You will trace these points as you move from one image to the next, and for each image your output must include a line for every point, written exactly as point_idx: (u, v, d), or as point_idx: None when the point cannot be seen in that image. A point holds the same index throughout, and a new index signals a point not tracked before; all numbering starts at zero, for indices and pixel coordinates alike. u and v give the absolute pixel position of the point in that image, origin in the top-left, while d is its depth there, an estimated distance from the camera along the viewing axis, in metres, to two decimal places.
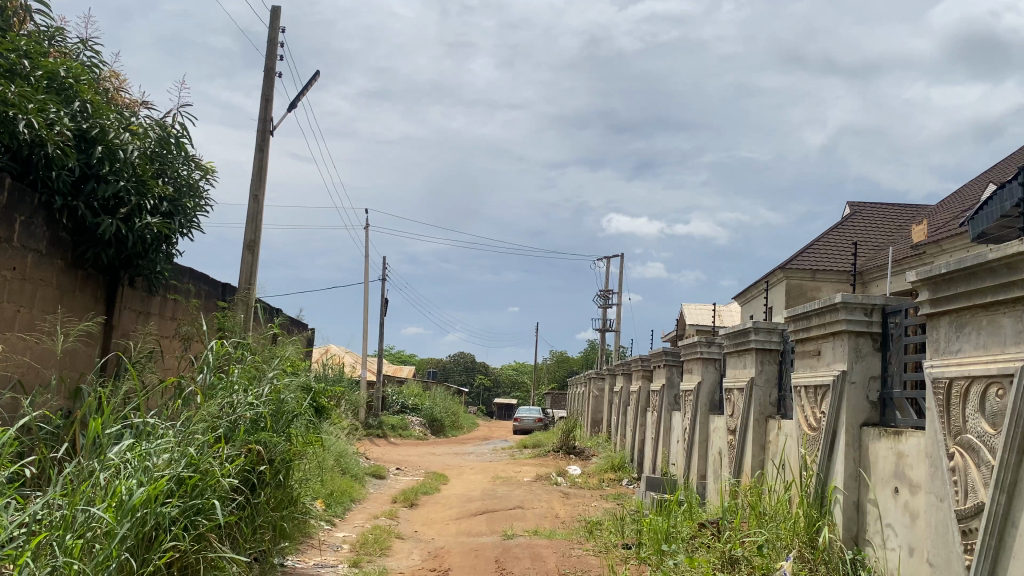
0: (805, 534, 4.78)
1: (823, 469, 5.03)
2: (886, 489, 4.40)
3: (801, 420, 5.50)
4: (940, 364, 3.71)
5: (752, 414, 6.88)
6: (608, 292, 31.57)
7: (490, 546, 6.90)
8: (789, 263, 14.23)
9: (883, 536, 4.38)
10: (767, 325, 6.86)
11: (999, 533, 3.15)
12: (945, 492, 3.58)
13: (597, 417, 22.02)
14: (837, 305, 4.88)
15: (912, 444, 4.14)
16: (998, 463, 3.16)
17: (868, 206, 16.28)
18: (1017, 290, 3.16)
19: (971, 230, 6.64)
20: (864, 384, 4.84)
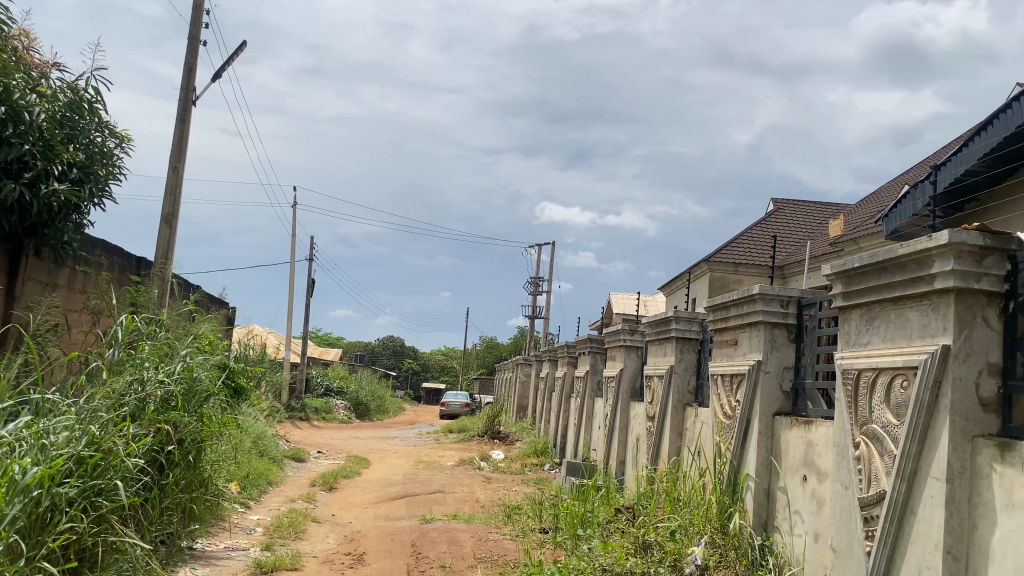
0: (717, 521, 4.86)
1: (737, 457, 5.14)
2: (796, 476, 4.51)
3: (717, 407, 5.60)
4: (850, 356, 3.81)
5: (670, 401, 6.97)
6: (538, 279, 31.70)
7: (407, 530, 6.83)
8: (714, 256, 14.48)
9: (790, 523, 4.49)
10: (688, 314, 6.96)
11: (898, 520, 3.25)
12: (850, 480, 3.68)
13: (523, 403, 22.17)
14: (754, 296, 4.97)
15: (821, 433, 4.25)
16: (900, 452, 3.25)
17: (791, 203, 16.66)
18: (923, 283, 3.24)
19: (884, 228, 6.84)
20: (778, 372, 4.95)
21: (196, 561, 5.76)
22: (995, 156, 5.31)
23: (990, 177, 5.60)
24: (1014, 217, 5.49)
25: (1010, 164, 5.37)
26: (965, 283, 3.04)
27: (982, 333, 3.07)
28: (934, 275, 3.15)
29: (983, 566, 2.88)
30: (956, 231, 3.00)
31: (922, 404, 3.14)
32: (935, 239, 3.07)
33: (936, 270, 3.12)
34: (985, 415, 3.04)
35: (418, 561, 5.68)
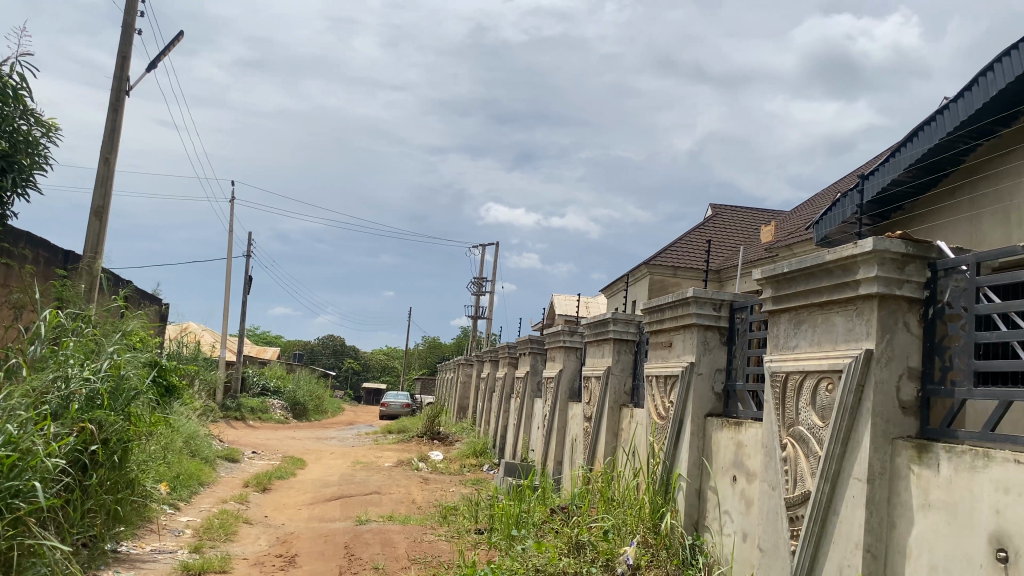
0: (649, 521, 4.91)
1: (670, 457, 5.21)
2: (726, 476, 4.60)
3: (651, 408, 5.67)
4: (778, 359, 3.90)
5: (607, 402, 7.04)
6: (481, 279, 31.66)
7: (341, 531, 6.75)
8: (653, 259, 14.67)
9: (720, 522, 4.57)
10: (625, 316, 7.03)
11: (821, 519, 3.34)
12: (777, 480, 3.76)
13: (464, 403, 22.12)
14: (688, 298, 5.04)
15: (750, 434, 4.34)
16: (825, 453, 3.33)
17: (729, 208, 16.95)
18: (848, 289, 3.33)
19: (814, 234, 7.03)
20: (710, 374, 5.04)
21: (120, 564, 5.58)
22: (920, 167, 5.49)
23: (915, 187, 5.79)
24: (936, 226, 5.69)
25: (933, 175, 5.57)
26: (888, 290, 3.13)
27: (903, 338, 3.16)
28: (859, 281, 3.24)
29: (900, 564, 2.97)
30: (880, 238, 3.09)
31: (845, 407, 3.22)
32: (860, 246, 3.16)
33: (861, 276, 3.20)
34: (905, 418, 3.13)
35: (351, 563, 5.62)
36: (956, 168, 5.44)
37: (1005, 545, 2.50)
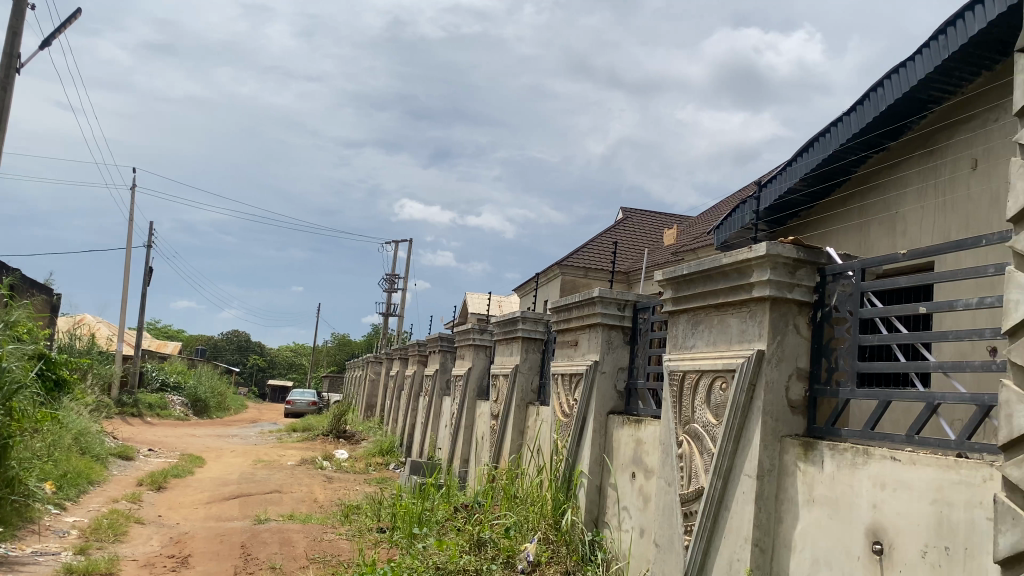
0: (551, 517, 4.95)
1: (573, 454, 5.28)
2: (625, 473, 4.68)
3: (556, 406, 5.73)
4: (676, 358, 4.00)
5: (514, 399, 7.07)
6: (394, 276, 31.30)
7: (238, 531, 6.57)
8: (565, 259, 14.79)
9: (619, 518, 4.66)
10: (534, 314, 7.06)
11: (714, 514, 3.44)
12: (673, 477, 3.86)
13: (371, 401, 21.87)
14: (594, 298, 5.12)
15: (649, 432, 4.43)
16: (717, 450, 3.43)
17: (640, 211, 17.23)
18: (743, 291, 3.43)
19: (715, 238, 7.23)
20: (613, 373, 5.13)
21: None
22: (814, 176, 5.70)
23: (810, 195, 6.02)
24: (828, 234, 5.94)
25: (827, 185, 5.79)
26: (780, 293, 3.24)
27: (792, 340, 3.28)
28: (752, 284, 3.35)
29: (786, 558, 3.09)
30: (773, 244, 3.19)
31: (737, 405, 3.33)
32: (755, 251, 3.26)
33: (755, 280, 3.31)
34: (793, 416, 3.25)
35: (247, 563, 5.48)
36: (848, 179, 5.68)
37: (881, 538, 2.62)
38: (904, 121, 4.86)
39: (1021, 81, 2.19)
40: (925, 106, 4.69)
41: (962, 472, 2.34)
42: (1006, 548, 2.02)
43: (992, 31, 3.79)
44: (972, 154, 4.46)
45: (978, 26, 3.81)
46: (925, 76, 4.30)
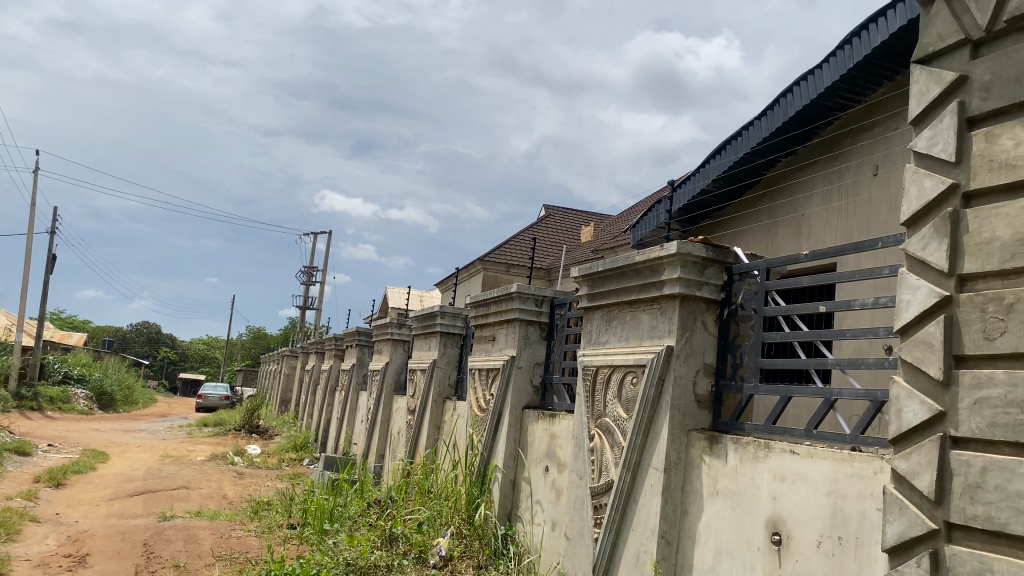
0: (464, 512, 4.95)
1: (488, 448, 5.29)
2: (539, 467, 4.72)
3: (472, 401, 5.73)
4: (590, 353, 4.05)
5: (430, 394, 7.04)
6: (311, 268, 30.61)
7: (140, 529, 6.33)
8: (488, 255, 14.47)
9: (532, 512, 4.69)
10: (453, 309, 7.03)
11: (622, 507, 3.50)
12: (584, 470, 3.91)
13: (286, 396, 21.45)
14: (512, 294, 5.13)
15: (563, 427, 4.48)
16: (627, 444, 3.49)
17: (562, 208, 17.21)
18: (654, 289, 3.49)
19: (631, 236, 7.35)
20: (529, 368, 5.16)
21: None
22: (727, 178, 5.84)
23: (722, 196, 6.17)
24: (739, 234, 6.11)
25: (738, 186, 5.95)
26: (690, 291, 3.31)
27: (701, 337, 3.36)
28: (663, 282, 3.41)
29: (690, 549, 3.16)
30: (684, 242, 3.26)
31: (647, 400, 3.39)
32: (666, 249, 3.32)
33: (666, 277, 3.37)
34: (699, 410, 3.34)
35: (149, 562, 5.29)
36: (758, 181, 5.85)
37: (780, 529, 2.71)
38: (811, 126, 5.03)
39: (915, 91, 2.29)
40: (831, 113, 4.86)
41: (855, 465, 2.44)
42: (893, 537, 2.11)
43: (894, 43, 3.94)
44: (874, 161, 4.65)
45: (881, 37, 3.96)
46: (831, 83, 4.46)
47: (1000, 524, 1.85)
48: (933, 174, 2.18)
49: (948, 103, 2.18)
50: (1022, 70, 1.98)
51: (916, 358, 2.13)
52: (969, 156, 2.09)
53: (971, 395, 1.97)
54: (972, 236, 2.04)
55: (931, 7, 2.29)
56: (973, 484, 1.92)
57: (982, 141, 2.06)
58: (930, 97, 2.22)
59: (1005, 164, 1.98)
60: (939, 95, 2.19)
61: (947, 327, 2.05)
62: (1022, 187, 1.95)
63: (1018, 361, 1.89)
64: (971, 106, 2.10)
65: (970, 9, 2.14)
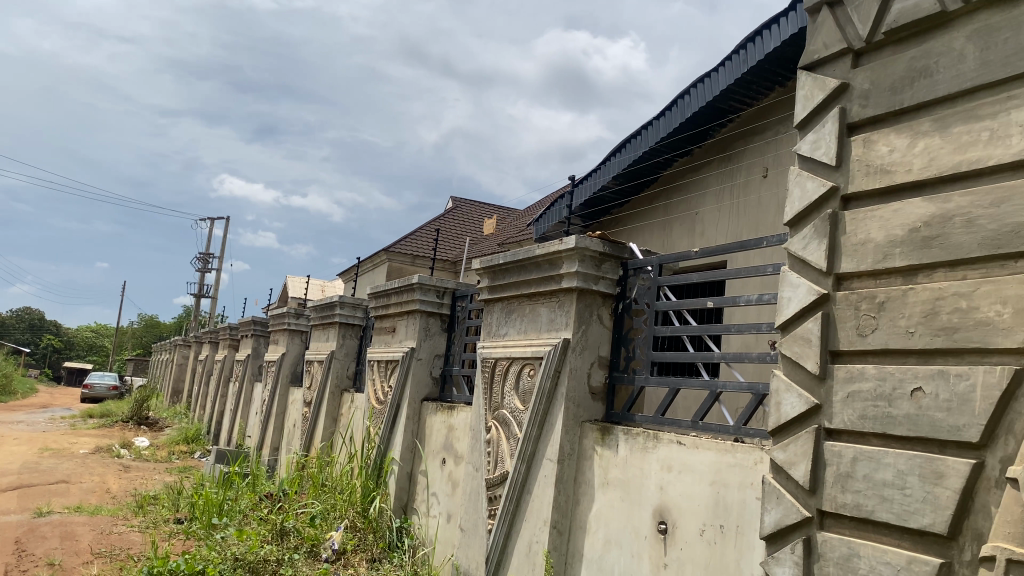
0: (359, 505, 4.88)
1: (385, 440, 5.24)
2: (436, 460, 4.71)
3: (370, 393, 5.66)
4: (489, 345, 4.06)
5: (328, 386, 6.91)
6: (208, 255, 29.56)
7: (12, 526, 5.97)
8: (393, 245, 14.15)
9: (427, 504, 4.68)
10: (352, 300, 6.92)
11: (516, 498, 3.52)
12: (480, 462, 3.92)
13: (179, 387, 20.70)
14: (413, 285, 5.08)
15: (461, 418, 4.48)
16: (522, 435, 3.52)
17: (468, 201, 17.10)
18: (552, 282, 3.53)
19: (533, 230, 7.40)
20: (429, 360, 5.13)
21: None
22: (627, 175, 5.96)
23: (621, 193, 6.29)
24: (638, 230, 6.24)
25: (637, 183, 6.07)
26: (587, 285, 3.35)
27: (596, 330, 3.41)
28: (562, 275, 3.44)
29: (581, 538, 3.22)
30: (582, 237, 3.30)
31: (543, 391, 3.42)
32: (565, 243, 3.35)
33: (564, 271, 3.41)
34: (593, 402, 3.39)
35: (20, 560, 5.00)
36: (657, 179, 5.99)
37: (666, 518, 2.78)
38: (707, 127, 5.17)
39: (801, 96, 2.38)
40: (725, 115, 5.01)
41: (737, 455, 2.53)
42: (771, 524, 2.20)
43: (785, 49, 4.09)
44: (764, 163, 4.83)
45: (773, 44, 4.10)
46: (726, 86, 4.59)
47: (867, 512, 1.94)
48: (815, 177, 2.27)
49: (830, 110, 2.27)
50: (897, 80, 2.08)
51: (794, 352, 2.22)
52: (848, 160, 2.19)
53: (844, 388, 2.06)
54: (849, 237, 2.13)
55: (817, 16, 2.37)
56: (844, 474, 2.02)
57: (861, 146, 2.15)
58: (814, 103, 2.31)
59: (880, 169, 2.08)
60: (823, 101, 2.29)
61: (824, 324, 2.14)
62: (895, 191, 2.05)
63: (887, 356, 1.99)
64: (851, 113, 2.20)
65: (853, 20, 2.23)
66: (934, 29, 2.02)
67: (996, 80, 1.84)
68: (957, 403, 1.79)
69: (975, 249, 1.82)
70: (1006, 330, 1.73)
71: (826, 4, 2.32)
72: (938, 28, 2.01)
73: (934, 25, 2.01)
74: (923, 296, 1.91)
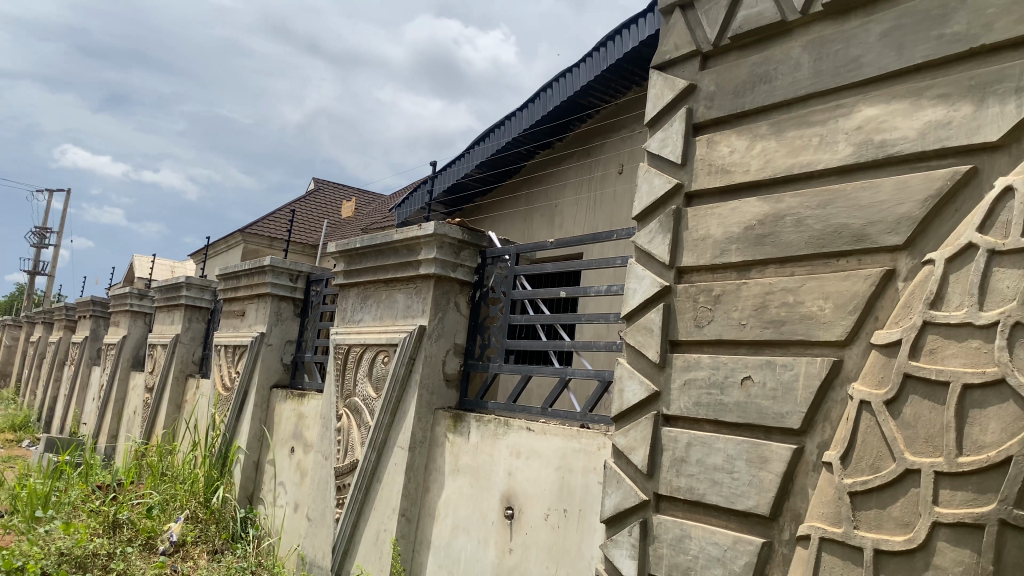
0: (201, 495, 4.70)
1: (231, 428, 5.05)
2: (284, 448, 4.58)
3: (216, 378, 5.43)
4: (343, 331, 3.98)
5: (171, 370, 6.58)
6: (44, 230, 27.50)
7: None
8: (250, 226, 13.61)
9: (274, 493, 4.54)
10: (200, 281, 6.60)
11: (365, 487, 3.47)
12: (329, 450, 3.84)
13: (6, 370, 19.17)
14: (264, 267, 4.90)
15: (311, 406, 4.37)
16: (374, 423, 3.46)
17: (331, 183, 16.69)
18: (409, 268, 3.49)
19: (394, 215, 7.31)
20: (279, 345, 4.99)
21: None
22: (489, 165, 5.97)
23: (483, 181, 6.31)
24: (499, 219, 6.30)
25: (499, 173, 6.11)
26: (444, 272, 3.33)
27: (452, 317, 3.40)
28: (419, 261, 3.41)
29: (429, 525, 3.21)
30: (441, 224, 3.27)
31: (396, 378, 3.39)
32: (423, 229, 3.32)
33: (422, 257, 3.37)
34: (447, 389, 3.39)
35: None
36: (518, 170, 6.05)
37: (513, 504, 2.82)
38: (567, 121, 5.26)
39: (652, 95, 2.45)
40: (585, 111, 5.11)
41: (582, 441, 2.59)
42: (611, 508, 2.26)
43: (643, 50, 4.21)
44: (619, 160, 4.97)
45: (631, 44, 4.21)
46: (587, 83, 4.68)
47: (698, 494, 2.03)
48: (662, 174, 2.35)
49: (679, 110, 2.35)
50: (740, 84, 2.18)
51: (637, 342, 2.29)
52: (692, 159, 2.28)
53: (681, 376, 2.15)
54: (691, 232, 2.22)
55: (670, 17, 2.45)
56: (678, 458, 2.10)
57: (704, 146, 2.25)
58: (664, 102, 2.39)
59: (721, 169, 2.18)
60: (671, 100, 2.36)
61: (665, 315, 2.22)
62: (733, 190, 2.15)
63: (721, 347, 2.09)
64: (697, 114, 2.29)
65: (702, 24, 2.32)
66: (775, 37, 2.13)
67: (827, 89, 1.96)
68: (781, 392, 1.90)
69: (802, 248, 1.94)
70: (826, 324, 1.85)
71: (678, 6, 2.40)
72: (778, 36, 2.12)
73: (775, 34, 2.12)
74: (755, 290, 2.02)
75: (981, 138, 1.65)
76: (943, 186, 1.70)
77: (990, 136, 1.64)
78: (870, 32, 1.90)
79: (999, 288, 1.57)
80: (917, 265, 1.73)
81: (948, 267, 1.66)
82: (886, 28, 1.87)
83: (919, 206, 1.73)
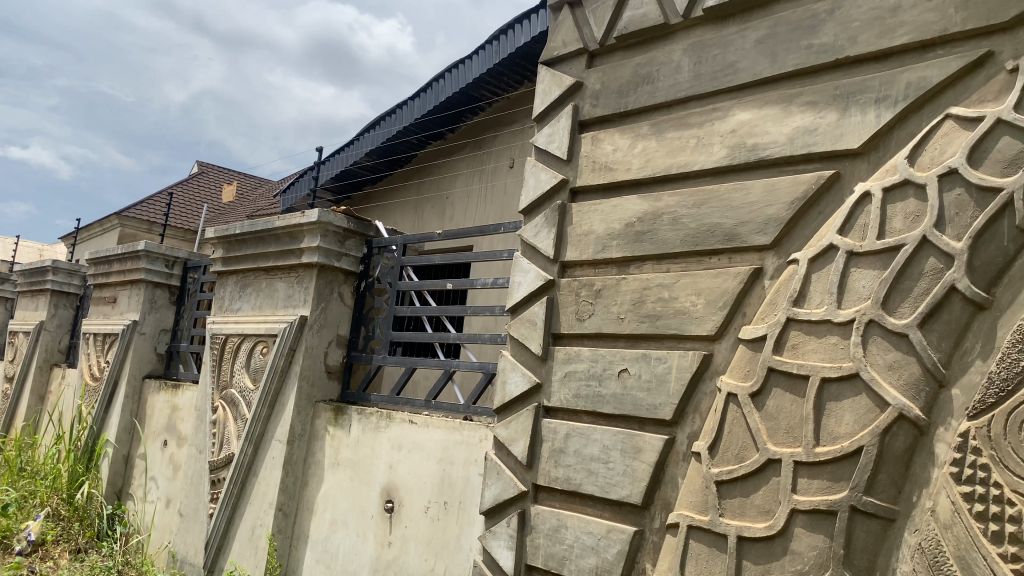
0: (64, 491, 4.43)
1: (99, 420, 4.80)
2: (156, 441, 4.39)
3: (84, 368, 5.14)
4: (220, 320, 3.84)
5: (34, 360, 6.19)
6: None
7: None
8: (127, 209, 12.96)
9: (145, 489, 4.35)
10: (69, 266, 6.22)
11: (241, 481, 3.36)
12: (203, 444, 3.70)
13: None
14: (138, 252, 4.67)
15: (185, 398, 4.20)
16: (250, 416, 3.36)
17: (215, 167, 16.09)
18: (292, 257, 3.40)
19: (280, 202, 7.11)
20: (153, 335, 4.78)
21: None
22: (380, 153, 5.89)
23: (373, 170, 6.22)
24: (390, 209, 6.23)
25: (390, 161, 6.03)
26: (328, 261, 3.26)
27: (335, 308, 3.33)
28: (302, 250, 3.32)
29: (308, 520, 3.15)
30: (325, 212, 3.20)
31: (275, 370, 3.29)
32: (307, 217, 3.24)
33: (305, 246, 3.28)
34: (328, 381, 3.32)
35: None
36: (409, 159, 5.99)
37: (393, 497, 2.79)
38: (459, 112, 5.24)
39: (540, 90, 2.47)
40: (477, 103, 5.10)
41: (464, 433, 2.59)
42: (490, 500, 2.28)
43: (533, 45, 4.23)
44: (511, 155, 4.99)
45: (522, 39, 4.23)
46: (479, 75, 4.67)
47: (575, 485, 2.07)
48: (547, 169, 2.37)
49: (565, 106, 2.38)
50: (624, 83, 2.22)
51: (521, 334, 2.31)
52: (577, 155, 2.31)
53: (562, 368, 2.18)
54: (574, 227, 2.25)
55: (559, 14, 2.47)
56: (557, 449, 2.13)
57: (589, 143, 2.28)
58: (551, 97, 2.41)
59: (604, 166, 2.22)
60: (558, 96, 2.39)
61: (548, 309, 2.25)
62: (614, 188, 2.20)
63: (601, 339, 2.13)
64: (583, 111, 2.32)
65: (590, 22, 2.35)
66: (657, 39, 2.18)
67: (705, 92, 2.03)
68: (655, 384, 1.96)
69: (677, 246, 2.00)
70: (698, 319, 1.91)
71: (567, 3, 2.42)
72: (661, 39, 2.17)
73: (658, 36, 2.17)
74: (633, 285, 2.06)
75: (844, 145, 1.74)
76: (808, 189, 1.78)
77: (852, 144, 1.73)
78: (747, 38, 1.97)
79: (856, 288, 1.66)
80: (783, 265, 1.82)
81: (811, 267, 1.74)
82: (760, 35, 1.94)
83: (785, 207, 1.81)
